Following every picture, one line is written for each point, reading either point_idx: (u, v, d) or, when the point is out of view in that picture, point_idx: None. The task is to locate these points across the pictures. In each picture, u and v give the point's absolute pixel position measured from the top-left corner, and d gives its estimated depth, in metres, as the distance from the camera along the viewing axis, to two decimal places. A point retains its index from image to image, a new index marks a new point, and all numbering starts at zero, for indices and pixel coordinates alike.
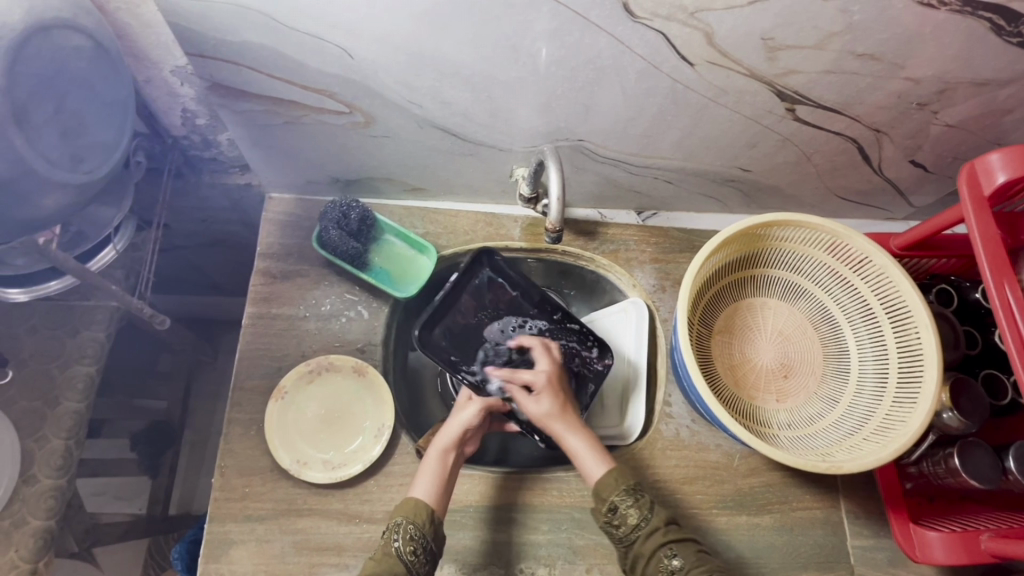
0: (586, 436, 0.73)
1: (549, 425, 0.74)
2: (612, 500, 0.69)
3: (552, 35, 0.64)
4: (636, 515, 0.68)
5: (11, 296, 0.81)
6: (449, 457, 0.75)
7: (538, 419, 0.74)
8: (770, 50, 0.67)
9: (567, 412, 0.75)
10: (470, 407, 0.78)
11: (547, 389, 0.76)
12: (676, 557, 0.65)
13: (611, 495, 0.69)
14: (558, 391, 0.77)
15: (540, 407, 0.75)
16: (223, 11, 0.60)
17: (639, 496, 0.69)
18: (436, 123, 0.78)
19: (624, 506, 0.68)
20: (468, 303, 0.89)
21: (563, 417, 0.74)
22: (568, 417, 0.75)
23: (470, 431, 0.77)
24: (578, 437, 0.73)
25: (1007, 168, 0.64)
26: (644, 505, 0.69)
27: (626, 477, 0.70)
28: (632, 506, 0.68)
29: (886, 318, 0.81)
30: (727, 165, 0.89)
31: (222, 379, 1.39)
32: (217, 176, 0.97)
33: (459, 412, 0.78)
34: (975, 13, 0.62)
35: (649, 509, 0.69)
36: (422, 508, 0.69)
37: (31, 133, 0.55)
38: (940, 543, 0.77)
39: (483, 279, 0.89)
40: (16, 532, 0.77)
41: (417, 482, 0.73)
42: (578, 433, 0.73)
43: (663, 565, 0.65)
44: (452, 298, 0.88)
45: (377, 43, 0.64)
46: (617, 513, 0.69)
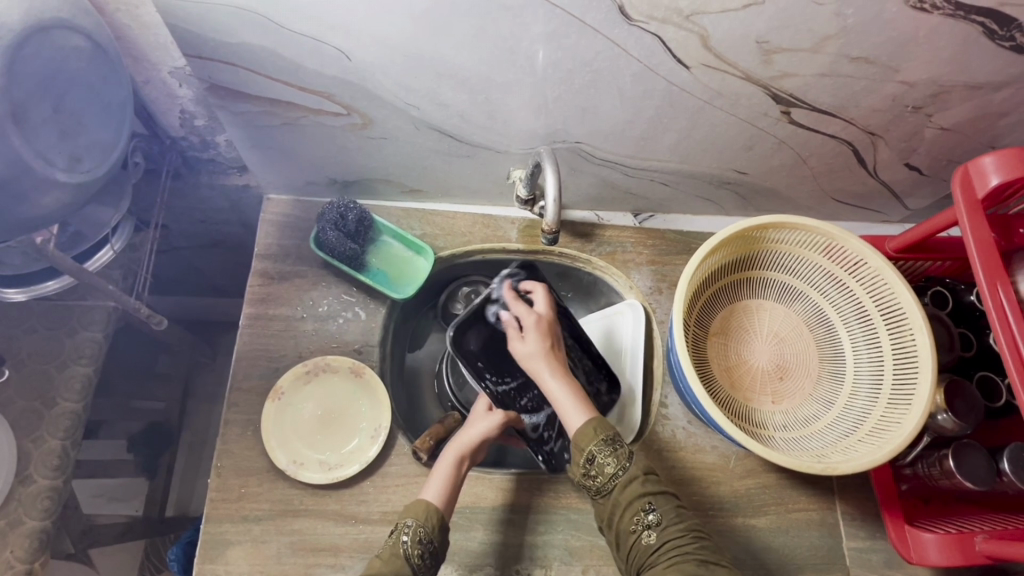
0: (570, 384, 0.74)
1: (533, 363, 0.76)
2: (590, 451, 0.68)
3: (549, 38, 0.64)
4: (614, 466, 0.68)
5: (8, 296, 0.82)
6: (463, 465, 0.75)
7: (523, 358, 0.77)
8: (765, 53, 0.67)
9: (554, 358, 0.76)
10: (488, 418, 0.80)
11: (538, 330, 0.78)
12: (652, 512, 0.66)
13: (588, 445, 0.68)
14: (549, 333, 0.79)
15: (526, 347, 0.77)
16: (222, 12, 0.60)
17: (616, 447, 0.69)
18: (434, 125, 0.79)
19: (601, 458, 0.68)
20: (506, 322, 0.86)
21: (548, 360, 0.76)
22: (556, 363, 0.76)
23: (485, 442, 0.78)
24: (561, 383, 0.73)
25: (1000, 171, 0.64)
26: (622, 456, 0.68)
27: (603, 427, 0.69)
28: (609, 457, 0.68)
29: (881, 320, 0.81)
30: (723, 167, 0.90)
31: (219, 381, 1.39)
32: (216, 177, 0.97)
33: (474, 422, 0.80)
34: (969, 17, 0.63)
35: (626, 460, 0.68)
36: (433, 512, 0.69)
37: (30, 132, 0.56)
38: (935, 545, 0.77)
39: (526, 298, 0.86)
40: (12, 533, 0.77)
41: (427, 484, 0.73)
42: (561, 380, 0.74)
43: (639, 519, 0.66)
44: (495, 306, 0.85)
45: (375, 44, 0.65)
46: (594, 463, 0.68)
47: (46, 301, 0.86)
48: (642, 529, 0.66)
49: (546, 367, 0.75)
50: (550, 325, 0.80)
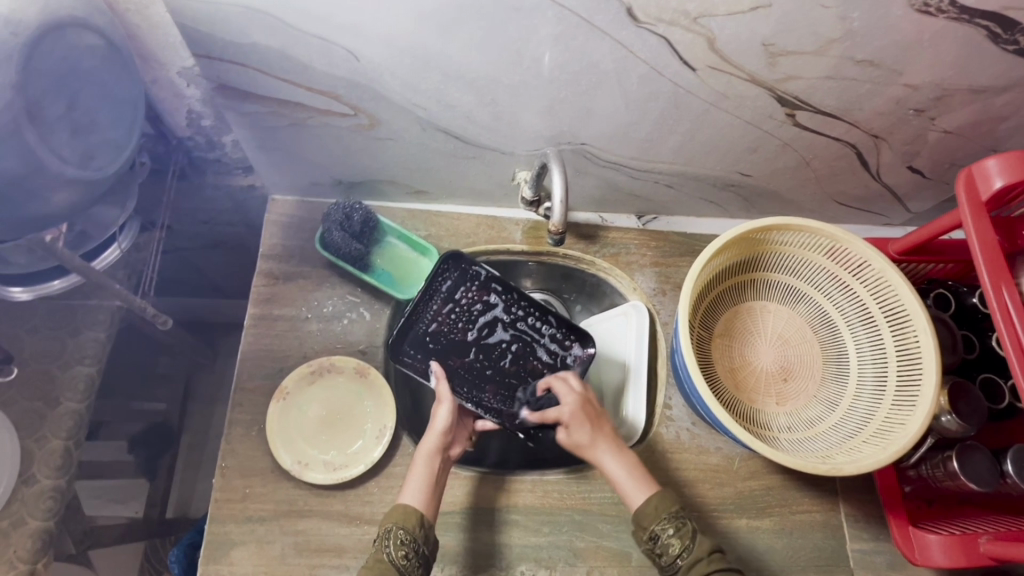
0: (627, 461, 0.74)
1: (588, 453, 0.75)
2: (652, 529, 0.68)
3: (557, 40, 0.65)
4: (678, 545, 0.67)
5: (14, 295, 0.83)
6: (436, 462, 0.74)
7: (576, 448, 0.76)
8: (771, 56, 0.67)
9: (606, 439, 0.75)
10: (443, 408, 0.77)
11: (575, 419, 0.76)
12: None
13: (651, 525, 0.68)
14: (593, 415, 0.77)
15: (572, 439, 0.76)
16: (231, 13, 0.61)
17: (681, 524, 0.68)
18: (440, 126, 0.79)
19: (665, 535, 0.68)
20: (444, 311, 0.88)
21: (600, 444, 0.74)
22: (607, 442, 0.75)
23: (449, 433, 0.76)
24: (619, 464, 0.73)
25: (1004, 173, 0.65)
26: (687, 534, 0.67)
27: (666, 505, 0.69)
28: (674, 536, 0.67)
29: (885, 322, 0.82)
30: (727, 169, 0.90)
31: (219, 383, 1.39)
32: (221, 177, 0.97)
33: (435, 414, 0.78)
34: (973, 21, 0.63)
35: (692, 538, 0.67)
36: (410, 512, 0.69)
37: (43, 130, 0.56)
38: (939, 546, 0.78)
39: (457, 284, 0.88)
40: (14, 533, 0.76)
41: (405, 489, 0.72)
42: (620, 459, 0.74)
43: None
44: (421, 308, 0.87)
45: (383, 46, 0.65)
46: (659, 542, 0.68)
47: (50, 300, 0.86)
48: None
49: (602, 452, 0.74)
50: (587, 408, 0.77)
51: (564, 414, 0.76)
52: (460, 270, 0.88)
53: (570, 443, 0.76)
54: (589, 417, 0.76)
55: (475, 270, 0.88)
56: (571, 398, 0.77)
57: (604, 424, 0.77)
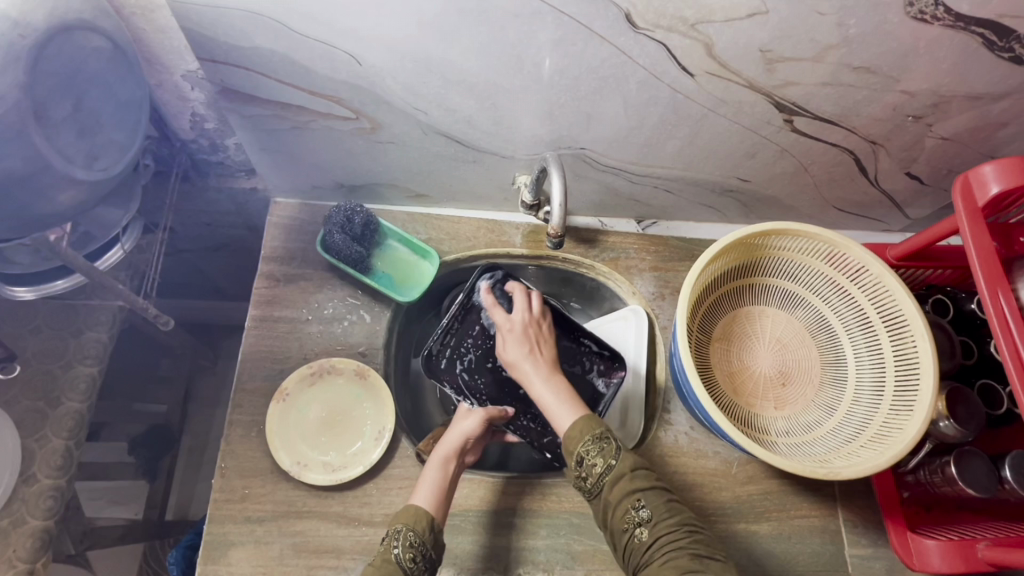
0: (557, 387, 0.74)
1: (520, 371, 0.76)
2: (578, 453, 0.68)
3: (556, 45, 0.65)
4: (602, 465, 0.68)
5: (17, 295, 0.82)
6: (451, 467, 0.75)
7: (510, 366, 0.77)
8: (769, 61, 0.68)
9: (540, 361, 0.76)
10: (471, 416, 0.79)
11: (515, 336, 0.78)
12: (643, 507, 0.66)
13: (576, 448, 0.68)
14: (533, 336, 0.79)
15: (510, 355, 0.78)
16: (236, 17, 0.62)
17: (605, 444, 0.69)
18: (440, 130, 0.80)
19: (589, 457, 0.68)
20: (481, 326, 0.87)
21: (533, 364, 0.76)
22: (539, 363, 0.76)
23: (471, 440, 0.78)
24: (549, 387, 0.74)
25: (1000, 180, 0.65)
26: (610, 453, 0.68)
27: (590, 426, 0.69)
28: (597, 456, 0.68)
29: (883, 328, 0.82)
30: (726, 174, 0.91)
31: (219, 385, 1.40)
32: (224, 180, 0.98)
33: (461, 421, 0.79)
34: (969, 28, 0.64)
35: (615, 456, 0.68)
36: (421, 514, 0.69)
37: (49, 129, 0.57)
38: (937, 552, 0.78)
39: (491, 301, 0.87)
40: (14, 532, 0.76)
41: (417, 491, 0.72)
42: (549, 384, 0.74)
43: (630, 516, 0.65)
44: (460, 321, 0.87)
45: (384, 50, 0.66)
46: (584, 464, 0.68)
47: (53, 300, 0.87)
48: (634, 526, 0.65)
49: (532, 372, 0.75)
50: (529, 328, 0.79)
51: (509, 328, 0.79)
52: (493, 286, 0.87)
53: (508, 360, 0.77)
54: (531, 339, 0.78)
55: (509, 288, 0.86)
56: (520, 316, 0.80)
57: (543, 349, 0.78)
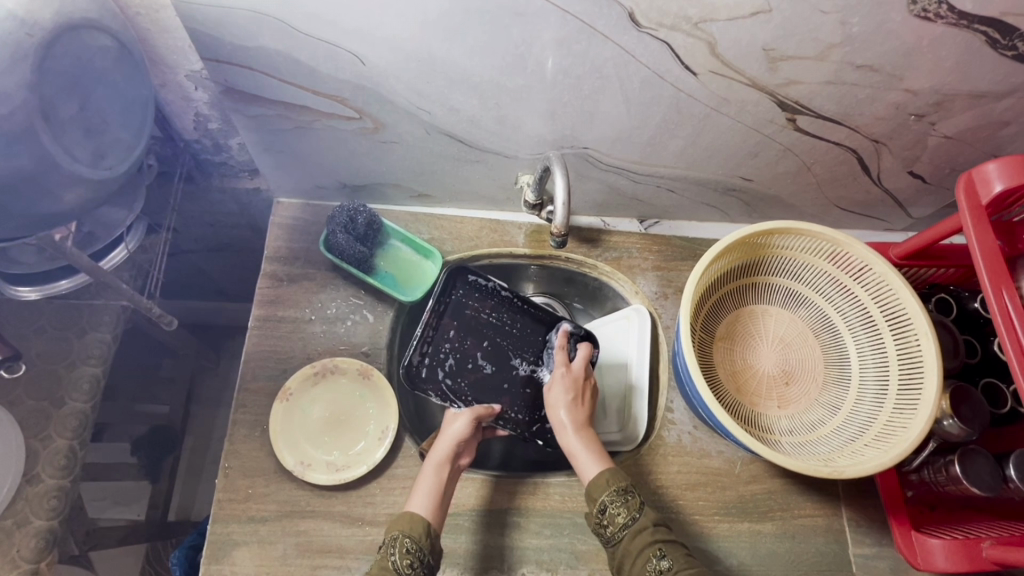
0: (589, 441, 0.75)
1: (557, 416, 0.77)
2: (602, 501, 0.69)
3: (560, 44, 0.65)
4: (625, 515, 0.68)
5: (21, 294, 0.83)
6: (444, 471, 0.74)
7: (550, 407, 0.78)
8: (772, 60, 0.68)
9: (581, 413, 0.78)
10: (460, 418, 0.78)
11: (566, 381, 0.79)
12: (663, 557, 0.65)
13: (600, 496, 0.69)
14: (585, 389, 0.80)
15: (552, 397, 0.79)
16: (240, 17, 0.62)
17: (629, 497, 0.70)
18: (444, 130, 0.80)
19: (613, 507, 0.69)
20: (454, 325, 0.87)
21: (572, 413, 0.77)
22: (578, 418, 0.77)
23: (462, 443, 0.77)
24: (579, 438, 0.75)
25: (1004, 178, 0.66)
26: (634, 507, 0.69)
27: (617, 478, 0.70)
28: (621, 507, 0.69)
29: (887, 326, 0.82)
30: (729, 173, 0.91)
31: (222, 386, 1.40)
32: (227, 180, 0.99)
33: (450, 423, 0.78)
34: (971, 26, 0.64)
35: (638, 509, 0.69)
36: (417, 521, 0.69)
37: (57, 128, 0.57)
38: (942, 551, 0.77)
39: (465, 296, 0.88)
40: (18, 532, 0.76)
41: (412, 496, 0.72)
42: (582, 437, 0.75)
43: (651, 565, 0.65)
44: (434, 325, 0.86)
45: (388, 50, 0.66)
46: (607, 513, 0.69)
47: (58, 300, 0.87)
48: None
49: (571, 422, 0.76)
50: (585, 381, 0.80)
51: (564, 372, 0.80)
52: (464, 282, 0.88)
53: (550, 402, 0.78)
54: (581, 389, 0.79)
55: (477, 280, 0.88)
56: (577, 365, 0.81)
57: (586, 402, 0.79)
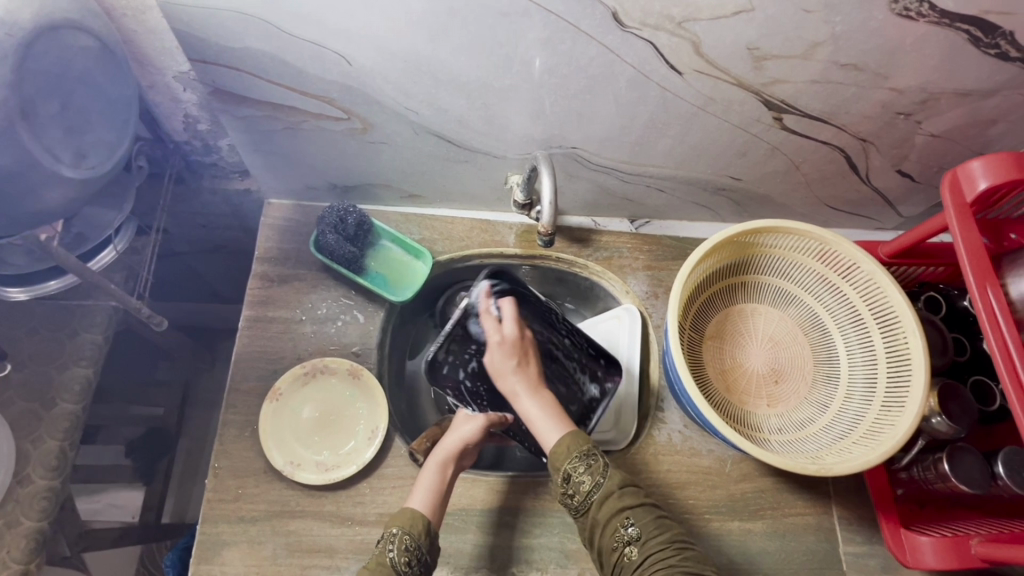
0: (542, 401, 0.74)
1: (505, 384, 0.77)
2: (565, 470, 0.67)
3: (545, 44, 0.66)
4: (590, 482, 0.67)
5: (11, 296, 0.84)
6: (448, 471, 0.75)
7: (497, 377, 0.78)
8: (757, 59, 0.68)
9: (526, 375, 0.77)
10: (472, 422, 0.79)
11: (502, 349, 0.79)
12: (632, 525, 0.65)
13: (563, 465, 0.67)
14: (523, 348, 0.80)
15: (496, 367, 0.79)
16: (225, 18, 0.62)
17: (592, 460, 0.68)
18: (432, 130, 0.80)
19: (577, 475, 0.67)
20: (487, 329, 0.84)
21: (517, 378, 0.76)
22: (526, 380, 0.76)
23: (469, 445, 0.78)
24: (534, 400, 0.74)
25: (988, 175, 0.66)
26: (598, 470, 0.68)
27: (578, 443, 0.68)
28: (585, 473, 0.67)
29: (875, 325, 0.82)
30: (718, 173, 0.91)
31: (218, 388, 1.39)
32: (218, 181, 0.99)
33: (461, 427, 0.79)
34: (954, 24, 0.64)
35: (602, 473, 0.68)
36: (418, 518, 0.69)
37: (37, 127, 0.57)
38: (931, 548, 0.77)
39: (504, 302, 0.85)
40: (8, 533, 0.77)
41: (413, 494, 0.72)
42: (535, 398, 0.74)
43: (619, 535, 0.65)
44: (466, 326, 0.84)
45: (374, 51, 0.66)
46: (572, 481, 0.67)
47: (49, 300, 0.87)
48: (623, 545, 0.65)
49: (520, 386, 0.76)
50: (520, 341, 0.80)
51: (498, 341, 0.80)
52: (507, 289, 0.86)
53: (495, 373, 0.79)
54: (519, 352, 0.79)
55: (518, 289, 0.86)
56: (509, 331, 0.81)
57: (529, 362, 0.79)
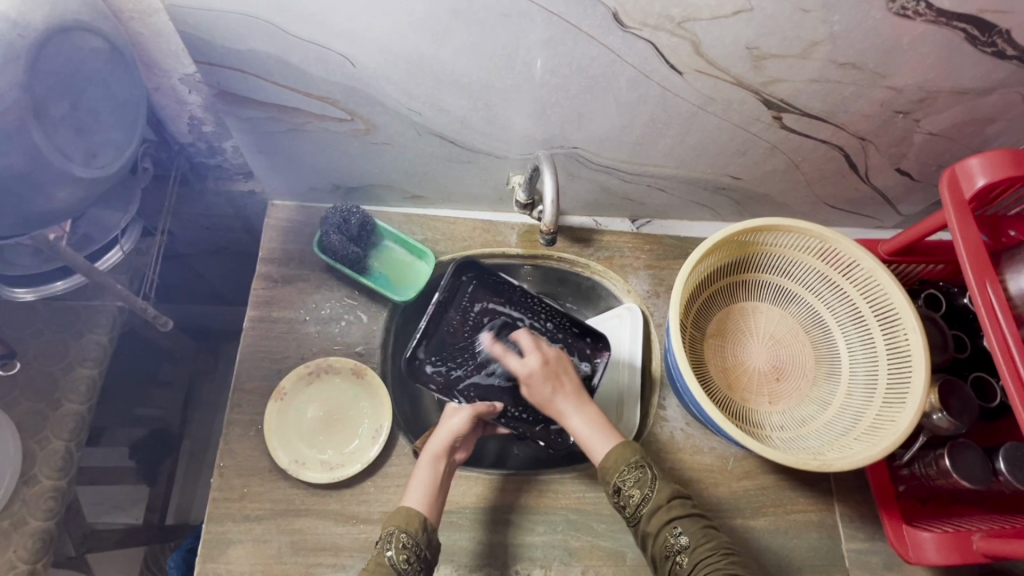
0: (590, 417, 0.75)
1: (552, 410, 0.76)
2: (615, 483, 0.70)
3: (547, 45, 0.67)
4: (639, 494, 0.69)
5: (18, 296, 0.84)
6: (440, 466, 0.75)
7: (542, 406, 0.76)
8: (756, 59, 0.69)
9: (569, 394, 0.76)
10: (460, 413, 0.79)
11: (537, 379, 0.75)
12: (681, 534, 0.66)
13: (614, 479, 0.70)
14: (554, 370, 0.76)
15: (536, 398, 0.76)
16: (232, 20, 0.63)
17: (641, 473, 0.70)
18: (435, 131, 0.81)
19: (627, 488, 0.69)
20: (458, 319, 0.88)
21: (563, 400, 0.75)
22: (571, 398, 0.75)
23: (459, 438, 0.77)
24: (582, 418, 0.74)
25: (986, 172, 0.66)
26: (647, 483, 0.69)
27: (626, 455, 0.70)
28: (634, 487, 0.69)
29: (876, 322, 0.83)
30: (718, 172, 0.92)
31: (221, 391, 1.39)
32: (222, 183, 1.00)
33: (447, 418, 0.79)
34: (951, 23, 0.65)
35: (651, 485, 0.69)
36: (413, 516, 0.69)
37: (48, 127, 0.58)
38: (933, 544, 0.78)
39: (474, 291, 0.90)
40: (15, 532, 0.77)
41: (408, 492, 0.73)
42: (584, 415, 0.75)
43: (670, 544, 0.66)
44: (439, 316, 0.87)
45: (378, 53, 0.67)
46: (622, 494, 0.70)
47: (54, 302, 0.88)
48: (674, 554, 0.66)
49: (567, 407, 0.75)
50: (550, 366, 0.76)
51: (528, 372, 0.76)
52: (476, 276, 0.89)
53: (537, 402, 0.76)
54: (554, 372, 0.76)
55: (486, 276, 0.89)
56: (536, 358, 0.77)
57: (566, 380, 0.77)
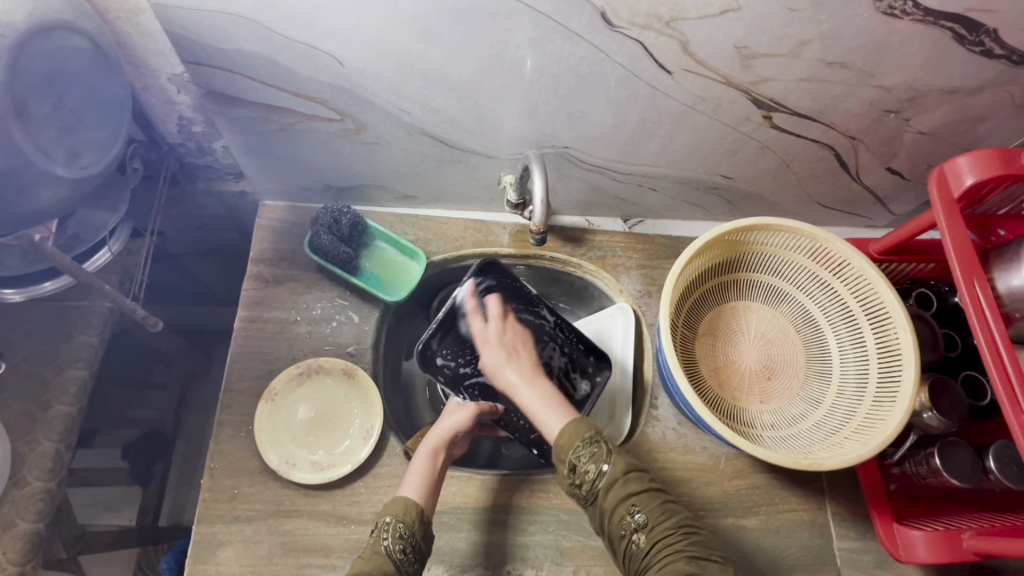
0: (541, 393, 0.77)
1: (500, 377, 0.82)
2: (570, 461, 0.69)
3: (535, 43, 0.66)
4: (594, 470, 0.68)
5: (5, 296, 0.84)
6: (439, 458, 0.76)
7: (492, 373, 0.82)
8: (745, 58, 0.69)
9: (520, 366, 0.82)
10: (462, 410, 0.81)
11: (492, 345, 0.84)
12: (639, 513, 0.66)
13: (568, 456, 0.69)
14: (509, 344, 0.84)
15: (489, 363, 0.83)
16: (218, 20, 0.63)
17: (596, 449, 0.69)
18: (425, 130, 0.81)
19: (582, 465, 0.68)
20: (478, 318, 0.87)
21: (511, 369, 0.81)
22: (520, 371, 0.81)
23: (460, 433, 0.79)
24: (529, 390, 0.78)
25: (974, 171, 0.66)
26: (602, 457, 0.69)
27: (579, 431, 0.70)
28: (589, 462, 0.68)
29: (866, 321, 0.83)
30: (710, 171, 0.92)
31: (215, 391, 1.38)
32: (213, 183, 1.00)
33: (450, 414, 0.81)
34: (938, 22, 0.65)
35: (606, 460, 0.69)
36: (411, 505, 0.69)
37: (30, 126, 0.58)
38: (923, 542, 0.78)
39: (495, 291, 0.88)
40: (4, 534, 0.77)
41: (405, 482, 0.73)
42: (534, 390, 0.78)
43: (627, 523, 0.66)
44: (457, 314, 0.87)
45: (366, 52, 0.67)
46: (578, 472, 0.69)
47: (43, 302, 0.87)
48: (631, 532, 0.66)
49: (516, 377, 0.80)
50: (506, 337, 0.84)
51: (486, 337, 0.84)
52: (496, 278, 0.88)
53: (489, 368, 0.83)
54: (508, 343, 0.84)
55: (505, 280, 0.88)
56: (496, 326, 0.85)
57: (520, 354, 0.83)
